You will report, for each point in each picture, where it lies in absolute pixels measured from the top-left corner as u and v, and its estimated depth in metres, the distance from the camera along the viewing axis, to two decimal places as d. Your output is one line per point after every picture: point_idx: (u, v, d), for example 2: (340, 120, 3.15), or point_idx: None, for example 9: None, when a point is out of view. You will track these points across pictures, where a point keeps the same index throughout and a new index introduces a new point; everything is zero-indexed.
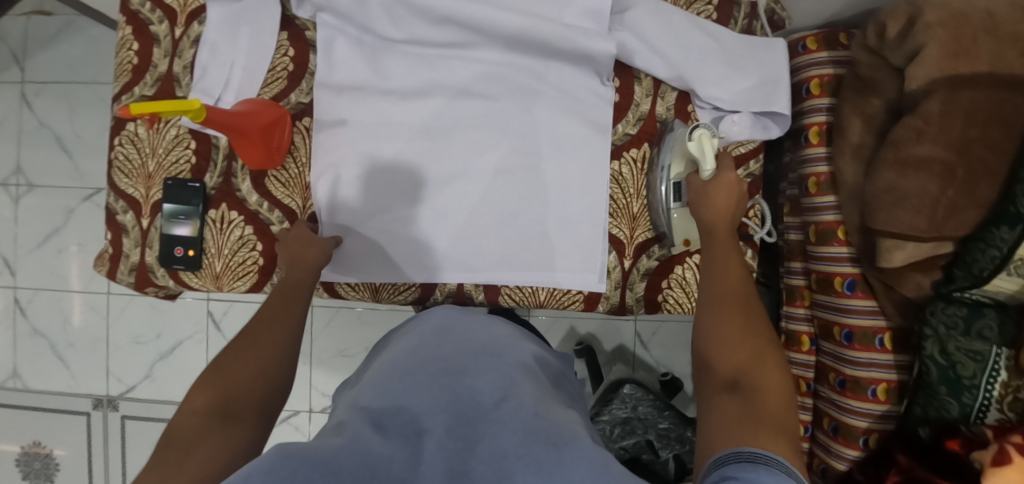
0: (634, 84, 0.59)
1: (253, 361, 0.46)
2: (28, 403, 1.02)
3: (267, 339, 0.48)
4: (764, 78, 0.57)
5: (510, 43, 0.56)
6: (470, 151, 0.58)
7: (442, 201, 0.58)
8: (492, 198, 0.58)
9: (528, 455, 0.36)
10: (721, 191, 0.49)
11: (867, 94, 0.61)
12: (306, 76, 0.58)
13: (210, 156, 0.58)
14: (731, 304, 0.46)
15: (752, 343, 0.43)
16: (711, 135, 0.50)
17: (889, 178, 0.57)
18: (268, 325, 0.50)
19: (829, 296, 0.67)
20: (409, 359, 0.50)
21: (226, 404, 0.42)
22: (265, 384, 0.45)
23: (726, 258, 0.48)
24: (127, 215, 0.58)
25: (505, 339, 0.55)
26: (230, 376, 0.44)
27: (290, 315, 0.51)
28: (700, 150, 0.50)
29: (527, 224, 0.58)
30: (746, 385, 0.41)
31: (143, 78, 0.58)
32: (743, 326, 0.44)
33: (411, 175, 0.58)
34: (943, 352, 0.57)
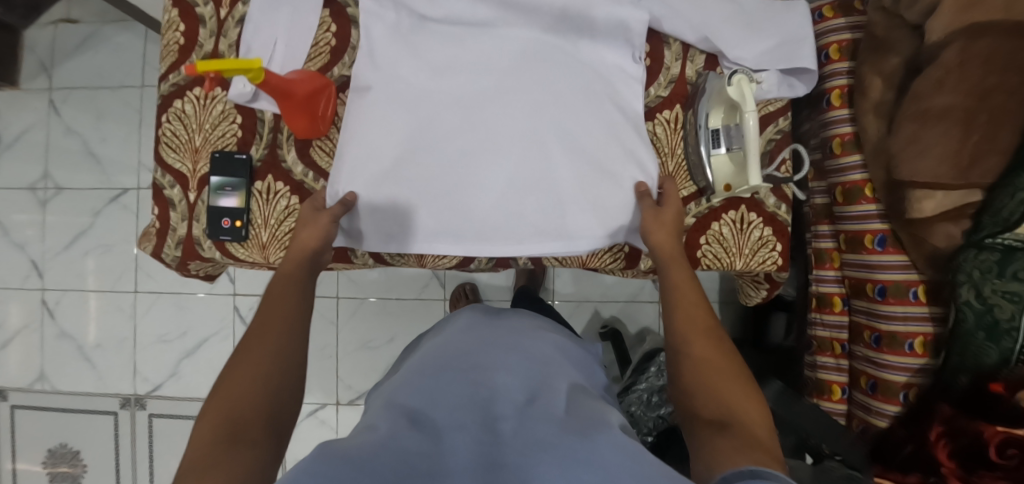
0: (663, 48, 0.61)
1: (250, 375, 0.43)
2: (55, 405, 1.02)
3: (265, 350, 0.46)
4: (785, 37, 0.60)
5: (539, 17, 0.58)
6: (485, 131, 0.57)
7: (459, 179, 0.57)
8: (513, 170, 0.57)
9: (556, 444, 0.38)
10: (661, 227, 0.55)
11: (882, 54, 0.63)
12: (348, 50, 0.60)
13: (255, 129, 0.60)
14: (702, 342, 0.48)
15: (732, 376, 0.46)
16: (748, 80, 0.53)
17: (910, 131, 0.59)
18: (264, 334, 0.47)
19: (859, 254, 0.69)
20: (436, 362, 0.53)
21: (233, 423, 0.39)
22: (269, 395, 0.43)
23: (685, 289, 0.52)
24: (174, 190, 0.60)
25: (513, 335, 0.58)
26: (231, 394, 0.42)
27: (293, 315, 0.50)
28: (740, 95, 0.53)
29: (542, 191, 0.57)
30: (730, 418, 0.42)
31: (190, 57, 0.60)
32: (715, 363, 0.47)
33: (427, 157, 0.57)
34: (979, 297, 0.58)
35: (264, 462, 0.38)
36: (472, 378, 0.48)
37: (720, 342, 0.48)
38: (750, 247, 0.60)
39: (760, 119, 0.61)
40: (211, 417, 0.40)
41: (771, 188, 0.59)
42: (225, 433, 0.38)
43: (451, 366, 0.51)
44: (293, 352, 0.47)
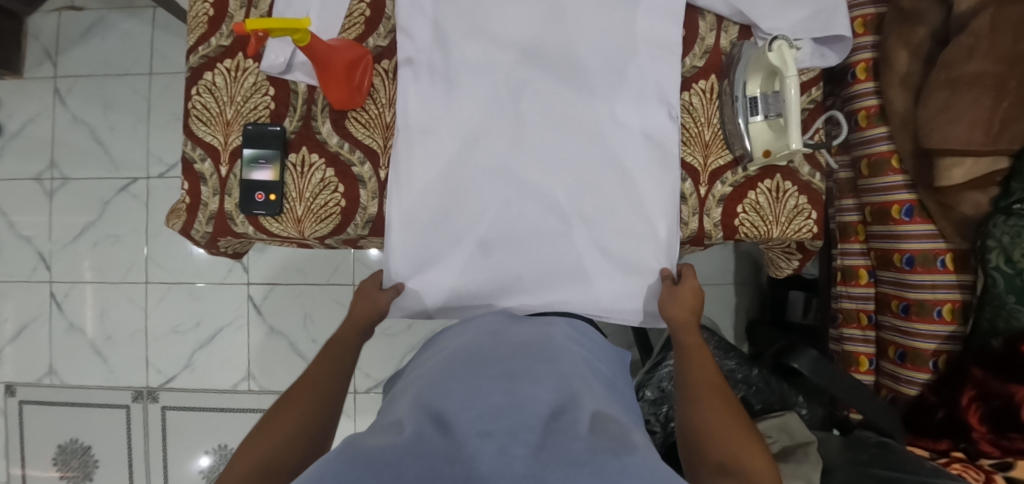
0: (698, 19, 0.61)
1: (294, 421, 0.49)
2: (65, 400, 0.99)
3: (309, 396, 0.51)
4: (820, 6, 0.60)
5: (530, 60, 0.58)
6: (487, 166, 0.57)
7: (462, 215, 0.57)
8: (524, 226, 0.57)
9: (592, 464, 0.34)
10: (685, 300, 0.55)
11: (912, 24, 0.64)
12: (383, 21, 0.59)
13: (289, 101, 0.59)
14: (716, 398, 0.51)
15: (737, 427, 0.49)
16: (789, 46, 0.54)
17: (942, 98, 0.60)
18: (311, 382, 0.53)
19: (885, 225, 0.69)
20: (462, 359, 0.48)
21: (268, 461, 0.44)
22: (304, 445, 0.47)
23: (698, 356, 0.55)
24: (205, 164, 0.59)
25: (537, 339, 0.51)
26: (273, 435, 0.47)
27: (335, 376, 0.54)
28: (781, 60, 0.53)
29: (553, 236, 0.57)
30: (739, 467, 0.45)
31: (219, 29, 0.59)
32: (725, 417, 0.49)
33: (427, 192, 0.57)
34: (1008, 261, 0.59)
35: None
36: (503, 392, 0.41)
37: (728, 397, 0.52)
38: (786, 215, 0.60)
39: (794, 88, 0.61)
40: (250, 451, 0.45)
41: (807, 156, 0.60)
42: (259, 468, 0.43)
43: (480, 370, 0.45)
44: (329, 406, 0.51)
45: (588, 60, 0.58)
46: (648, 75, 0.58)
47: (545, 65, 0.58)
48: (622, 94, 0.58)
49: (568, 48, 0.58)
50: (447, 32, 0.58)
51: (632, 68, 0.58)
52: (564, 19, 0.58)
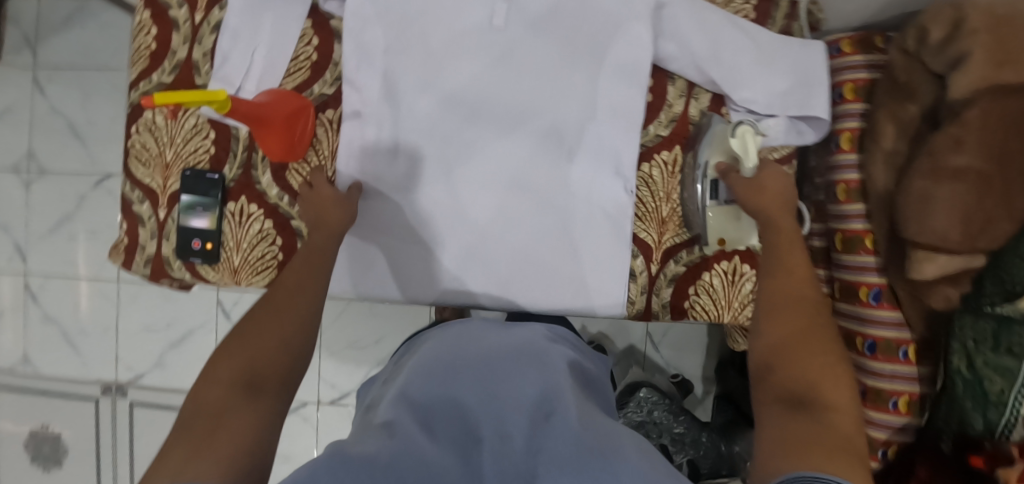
0: (667, 84, 0.57)
1: (278, 331, 0.44)
2: (38, 387, 1.02)
3: (292, 312, 0.46)
4: (799, 78, 0.56)
5: (465, 108, 0.55)
6: (440, 230, 0.56)
7: (410, 282, 0.57)
8: (471, 277, 0.57)
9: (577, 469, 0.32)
10: (765, 199, 0.47)
11: (903, 100, 0.60)
12: (329, 67, 0.56)
13: (229, 146, 0.57)
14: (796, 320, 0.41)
15: (823, 351, 0.40)
16: (752, 132, 0.50)
17: (924, 185, 0.56)
18: (292, 289, 0.47)
19: (852, 305, 0.66)
20: (453, 357, 0.46)
21: (251, 372, 0.41)
22: (290, 356, 0.44)
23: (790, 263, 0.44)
24: (143, 206, 0.57)
25: (517, 335, 0.50)
26: (258, 343, 0.43)
27: (315, 288, 0.48)
28: (740, 151, 0.50)
29: (502, 286, 0.57)
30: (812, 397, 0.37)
31: (161, 64, 0.57)
32: (807, 334, 0.41)
33: (375, 256, 0.57)
34: (970, 366, 0.57)
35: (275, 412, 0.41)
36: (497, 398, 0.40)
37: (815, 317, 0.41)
38: (740, 301, 0.57)
39: None
40: (235, 358, 0.42)
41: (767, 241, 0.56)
42: (244, 378, 0.40)
43: (472, 371, 0.43)
44: (312, 317, 0.47)
45: (545, 119, 0.55)
46: (604, 145, 0.56)
47: (499, 122, 0.55)
48: (578, 162, 0.56)
49: (526, 105, 0.55)
50: (395, 89, 0.55)
51: (588, 136, 0.56)
52: (511, 66, 0.54)
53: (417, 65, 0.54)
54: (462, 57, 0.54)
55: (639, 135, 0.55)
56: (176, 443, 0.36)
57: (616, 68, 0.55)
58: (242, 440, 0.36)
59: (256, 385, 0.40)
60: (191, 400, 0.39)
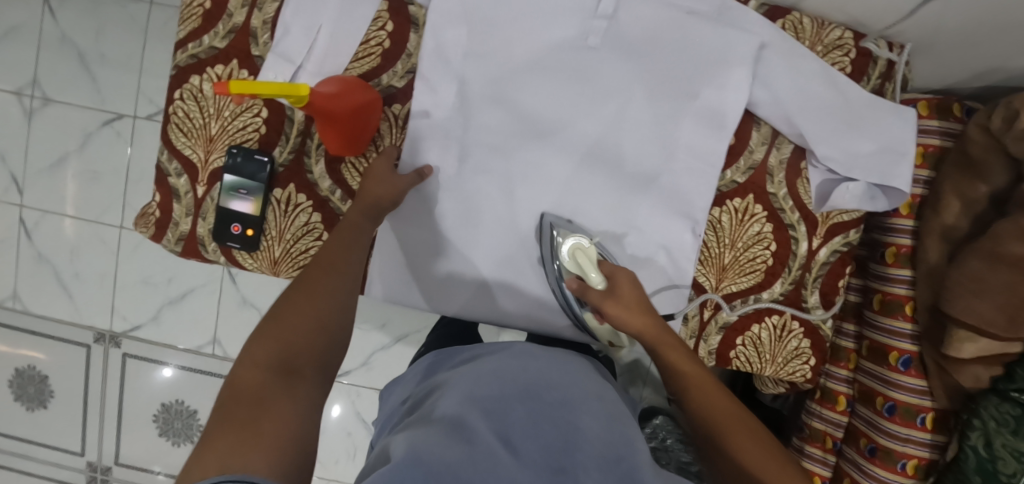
0: (752, 128, 0.55)
1: (311, 313, 0.41)
2: (27, 326, 0.97)
3: (325, 284, 0.43)
4: (883, 144, 0.54)
5: (524, 119, 0.52)
6: (491, 252, 0.54)
7: (449, 300, 0.55)
8: (518, 296, 0.55)
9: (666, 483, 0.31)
10: (632, 313, 0.45)
11: (973, 177, 0.59)
12: (402, 57, 0.51)
13: (282, 129, 0.52)
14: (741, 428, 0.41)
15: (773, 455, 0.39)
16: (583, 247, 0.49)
17: (978, 268, 0.56)
18: (325, 267, 0.44)
19: (878, 367, 0.67)
20: (509, 365, 0.42)
21: (287, 360, 0.39)
22: (326, 339, 0.41)
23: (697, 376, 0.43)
24: (181, 179, 0.53)
25: (558, 356, 0.48)
26: (290, 327, 0.40)
27: (348, 264, 0.45)
28: (579, 266, 0.48)
29: (553, 313, 0.55)
30: None
31: (214, 27, 0.51)
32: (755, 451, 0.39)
33: (421, 270, 0.54)
34: (987, 445, 0.58)
35: (315, 396, 0.38)
36: (567, 414, 0.37)
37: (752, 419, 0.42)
38: (784, 356, 0.58)
39: (830, 228, 0.57)
40: (270, 342, 0.39)
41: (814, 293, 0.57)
42: (280, 365, 0.38)
43: (525, 382, 0.40)
44: (347, 296, 0.44)
45: (618, 150, 0.53)
46: (679, 187, 0.53)
47: (570, 146, 0.53)
48: (647, 197, 0.54)
49: (601, 133, 0.52)
50: (470, 94, 0.51)
51: (664, 176, 0.53)
52: (592, 86, 0.52)
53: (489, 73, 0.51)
54: (531, 68, 0.51)
55: (716, 181, 0.53)
56: (214, 435, 0.33)
57: (703, 108, 0.52)
58: (285, 438, 0.34)
59: (293, 374, 0.38)
60: (226, 390, 0.37)
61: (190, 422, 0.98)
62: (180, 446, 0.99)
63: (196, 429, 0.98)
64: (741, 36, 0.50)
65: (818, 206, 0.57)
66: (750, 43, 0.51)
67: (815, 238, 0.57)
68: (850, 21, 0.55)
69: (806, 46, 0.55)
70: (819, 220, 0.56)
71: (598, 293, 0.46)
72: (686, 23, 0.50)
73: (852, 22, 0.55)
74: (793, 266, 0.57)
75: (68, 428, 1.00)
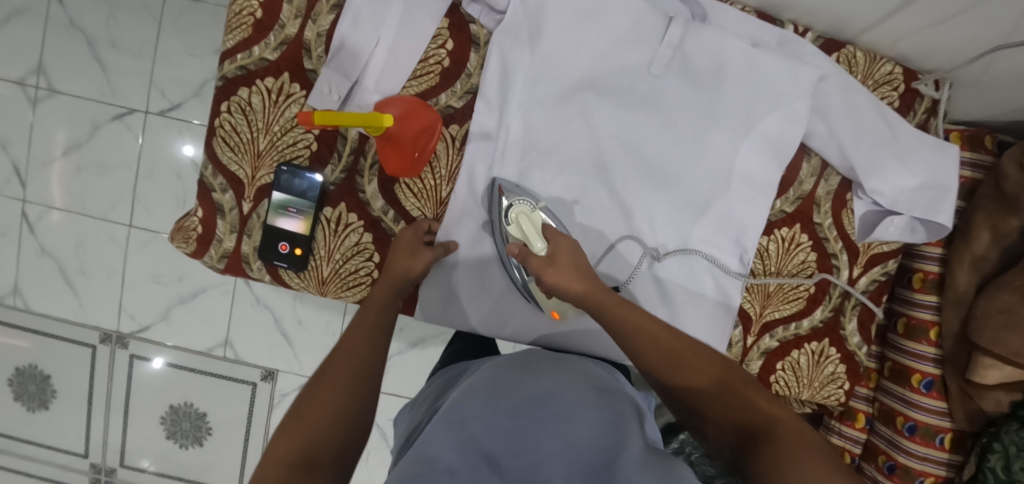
0: (803, 160, 0.56)
1: (333, 400, 0.39)
2: (28, 325, 0.93)
3: (348, 370, 0.41)
4: (931, 180, 0.55)
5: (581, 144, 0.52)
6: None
7: (496, 321, 0.55)
8: (566, 312, 0.55)
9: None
10: (570, 278, 0.43)
11: (1006, 212, 0.61)
12: (462, 76, 0.51)
13: (334, 146, 0.51)
14: (691, 358, 0.40)
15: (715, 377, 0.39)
16: (528, 212, 0.49)
17: (1008, 301, 0.58)
18: (348, 354, 0.42)
19: (901, 388, 0.69)
20: (491, 382, 0.40)
21: (309, 455, 0.35)
22: (346, 426, 0.38)
23: (632, 315, 0.42)
24: (226, 195, 0.51)
25: (564, 363, 0.45)
26: (311, 419, 0.37)
27: (375, 346, 0.44)
28: (523, 233, 0.48)
29: (603, 336, 0.56)
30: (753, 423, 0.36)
31: (266, 37, 0.49)
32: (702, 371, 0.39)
33: (473, 293, 0.54)
34: (1005, 469, 0.61)
35: None
36: (556, 429, 0.34)
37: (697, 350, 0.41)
38: (820, 381, 0.59)
39: (871, 257, 0.58)
40: (293, 434, 0.36)
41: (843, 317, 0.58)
42: (302, 457, 0.35)
43: (515, 390, 0.38)
44: (370, 379, 0.42)
45: (676, 178, 0.53)
46: (732, 215, 0.54)
47: (633, 172, 0.53)
48: (701, 225, 0.54)
49: (660, 161, 0.53)
50: (531, 118, 0.51)
51: (717, 204, 0.54)
52: (652, 112, 0.52)
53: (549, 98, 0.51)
54: (593, 94, 0.51)
55: (768, 210, 0.54)
56: None
57: (760, 139, 0.53)
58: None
59: (312, 464, 0.35)
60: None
61: (199, 424, 0.96)
62: (188, 448, 0.97)
63: (205, 431, 0.96)
64: (803, 69, 0.50)
65: (861, 236, 0.58)
66: (810, 76, 0.51)
67: (855, 267, 0.58)
68: (900, 56, 0.56)
69: (858, 80, 0.55)
70: (861, 250, 0.58)
71: (540, 259, 0.44)
72: (752, 56, 0.50)
73: (902, 57, 0.56)
74: (833, 294, 0.58)
75: (71, 428, 0.97)
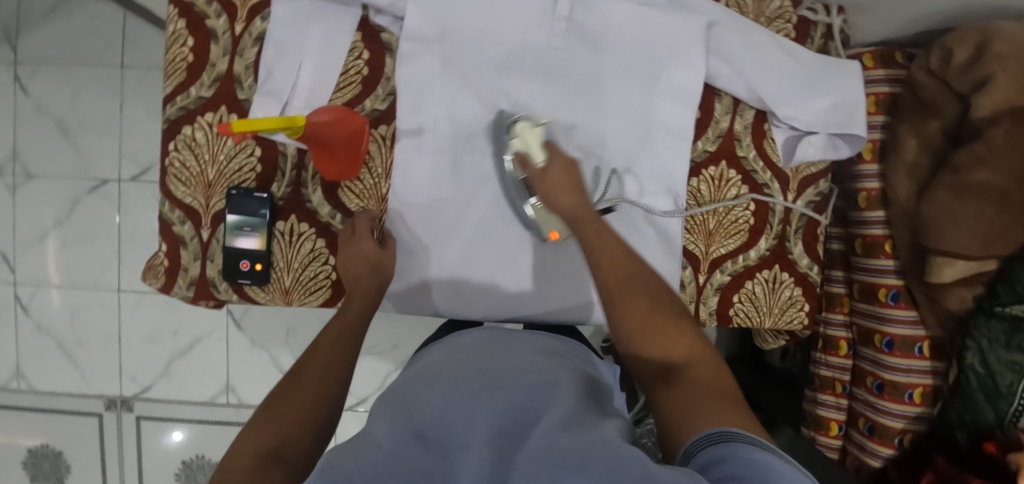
0: (714, 101, 0.59)
1: (294, 415, 0.40)
2: (34, 405, 0.96)
3: (326, 365, 0.45)
4: (842, 98, 0.59)
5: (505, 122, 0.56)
6: (494, 247, 0.57)
7: (451, 304, 0.57)
8: (525, 278, 0.58)
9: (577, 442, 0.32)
10: (563, 191, 0.48)
11: (926, 116, 0.64)
12: (382, 81, 0.55)
13: (277, 165, 0.55)
14: (640, 301, 0.43)
15: (660, 316, 0.42)
16: (530, 128, 0.52)
17: (944, 198, 0.59)
18: (327, 349, 0.46)
19: (872, 305, 0.70)
20: (451, 370, 0.45)
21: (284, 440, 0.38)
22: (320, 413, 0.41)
23: (602, 244, 0.46)
24: (185, 226, 0.55)
25: (515, 345, 0.50)
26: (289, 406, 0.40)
27: (347, 345, 0.48)
28: (525, 144, 0.51)
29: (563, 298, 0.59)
30: (674, 365, 0.40)
31: (200, 78, 0.54)
32: (648, 313, 0.42)
33: (430, 284, 0.57)
34: (983, 363, 0.61)
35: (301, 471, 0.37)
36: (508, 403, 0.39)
37: (646, 288, 0.44)
38: (780, 306, 0.61)
39: (801, 181, 0.60)
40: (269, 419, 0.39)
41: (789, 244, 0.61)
42: (270, 451, 0.36)
43: (465, 374, 0.44)
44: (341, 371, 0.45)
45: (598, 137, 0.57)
46: (660, 161, 0.58)
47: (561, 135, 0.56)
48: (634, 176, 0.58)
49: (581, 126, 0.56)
50: (454, 106, 0.55)
51: (643, 156, 0.57)
52: (562, 81, 0.56)
53: (468, 84, 0.55)
54: (508, 72, 0.55)
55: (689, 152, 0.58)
56: None
57: (667, 88, 0.56)
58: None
59: (286, 444, 0.37)
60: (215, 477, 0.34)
61: None
62: None
63: None
64: (690, 16, 0.55)
65: (787, 162, 0.61)
66: (698, 23, 0.55)
67: (789, 193, 0.61)
68: None
69: (751, 19, 0.59)
70: (790, 176, 0.60)
71: (536, 168, 0.50)
72: (638, 14, 0.54)
73: None
74: (773, 221, 0.60)
75: None
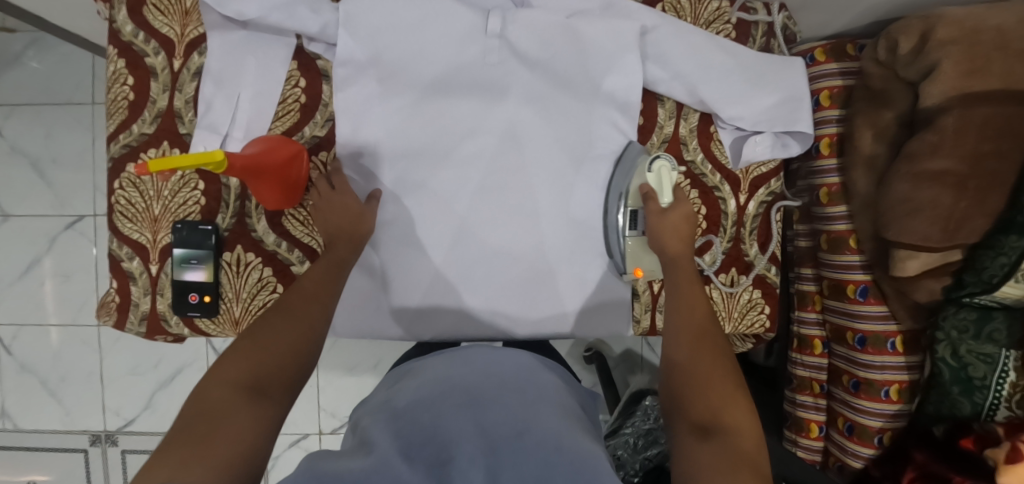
0: (657, 106, 0.59)
1: (268, 359, 0.40)
2: (22, 443, 0.98)
3: (307, 312, 0.45)
4: (786, 94, 0.58)
5: (446, 139, 0.56)
6: (450, 269, 0.57)
7: (404, 326, 0.57)
8: (479, 294, 0.58)
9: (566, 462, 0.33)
10: (671, 236, 0.52)
11: (879, 107, 0.63)
12: (320, 107, 0.55)
13: (220, 197, 0.55)
14: (704, 358, 0.45)
15: (724, 377, 0.44)
16: (669, 169, 0.54)
17: (904, 188, 0.57)
18: (309, 297, 0.46)
19: (841, 303, 0.69)
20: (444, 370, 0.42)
21: (256, 378, 0.39)
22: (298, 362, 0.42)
23: (686, 284, 0.50)
24: (134, 262, 0.55)
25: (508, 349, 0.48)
26: (264, 349, 0.41)
27: (329, 292, 0.47)
28: (658, 183, 0.54)
29: (518, 311, 0.59)
30: (716, 425, 0.41)
31: (141, 115, 0.55)
32: (714, 372, 0.44)
33: (384, 307, 0.57)
34: (954, 355, 0.59)
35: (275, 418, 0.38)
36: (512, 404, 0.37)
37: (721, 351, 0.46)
38: (739, 310, 0.60)
39: (752, 182, 0.60)
40: (242, 362, 0.39)
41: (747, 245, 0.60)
42: (249, 386, 0.38)
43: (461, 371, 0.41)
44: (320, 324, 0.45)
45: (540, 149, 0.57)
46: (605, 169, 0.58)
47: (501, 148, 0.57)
48: (579, 185, 0.58)
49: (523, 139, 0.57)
50: (392, 128, 0.55)
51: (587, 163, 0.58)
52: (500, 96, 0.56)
53: (406, 104, 0.55)
54: (444, 90, 0.55)
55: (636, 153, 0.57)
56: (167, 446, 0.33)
57: (607, 96, 0.57)
58: (231, 448, 0.33)
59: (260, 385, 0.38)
60: (191, 400, 0.37)
61: None
62: None
63: None
64: (624, 23, 0.54)
65: (736, 163, 0.60)
66: (632, 30, 0.54)
67: (740, 194, 0.60)
68: None
69: (689, 22, 0.59)
70: (740, 177, 0.60)
71: (658, 208, 0.53)
72: (570, 25, 0.54)
73: None
74: (726, 223, 0.60)
75: None
